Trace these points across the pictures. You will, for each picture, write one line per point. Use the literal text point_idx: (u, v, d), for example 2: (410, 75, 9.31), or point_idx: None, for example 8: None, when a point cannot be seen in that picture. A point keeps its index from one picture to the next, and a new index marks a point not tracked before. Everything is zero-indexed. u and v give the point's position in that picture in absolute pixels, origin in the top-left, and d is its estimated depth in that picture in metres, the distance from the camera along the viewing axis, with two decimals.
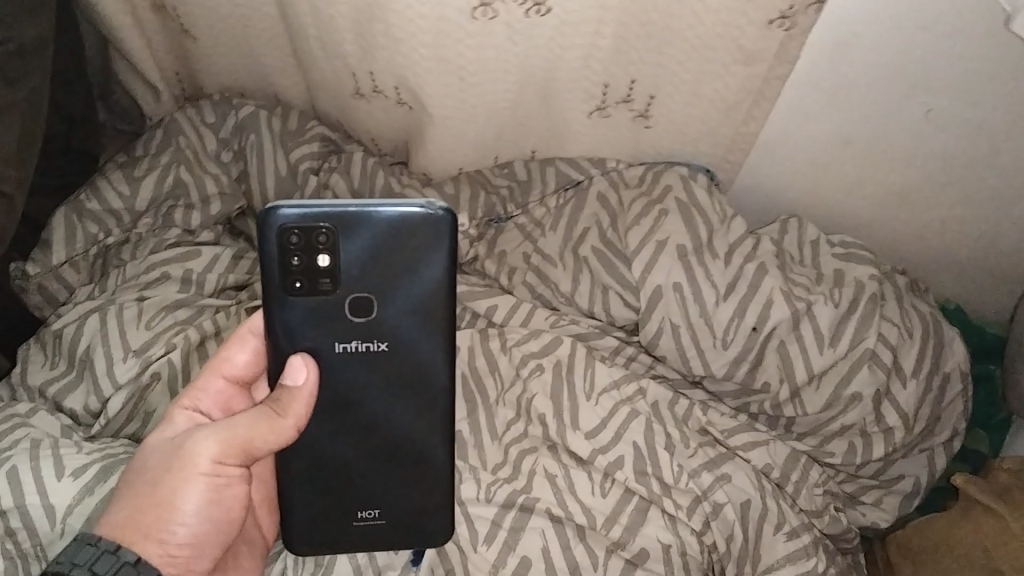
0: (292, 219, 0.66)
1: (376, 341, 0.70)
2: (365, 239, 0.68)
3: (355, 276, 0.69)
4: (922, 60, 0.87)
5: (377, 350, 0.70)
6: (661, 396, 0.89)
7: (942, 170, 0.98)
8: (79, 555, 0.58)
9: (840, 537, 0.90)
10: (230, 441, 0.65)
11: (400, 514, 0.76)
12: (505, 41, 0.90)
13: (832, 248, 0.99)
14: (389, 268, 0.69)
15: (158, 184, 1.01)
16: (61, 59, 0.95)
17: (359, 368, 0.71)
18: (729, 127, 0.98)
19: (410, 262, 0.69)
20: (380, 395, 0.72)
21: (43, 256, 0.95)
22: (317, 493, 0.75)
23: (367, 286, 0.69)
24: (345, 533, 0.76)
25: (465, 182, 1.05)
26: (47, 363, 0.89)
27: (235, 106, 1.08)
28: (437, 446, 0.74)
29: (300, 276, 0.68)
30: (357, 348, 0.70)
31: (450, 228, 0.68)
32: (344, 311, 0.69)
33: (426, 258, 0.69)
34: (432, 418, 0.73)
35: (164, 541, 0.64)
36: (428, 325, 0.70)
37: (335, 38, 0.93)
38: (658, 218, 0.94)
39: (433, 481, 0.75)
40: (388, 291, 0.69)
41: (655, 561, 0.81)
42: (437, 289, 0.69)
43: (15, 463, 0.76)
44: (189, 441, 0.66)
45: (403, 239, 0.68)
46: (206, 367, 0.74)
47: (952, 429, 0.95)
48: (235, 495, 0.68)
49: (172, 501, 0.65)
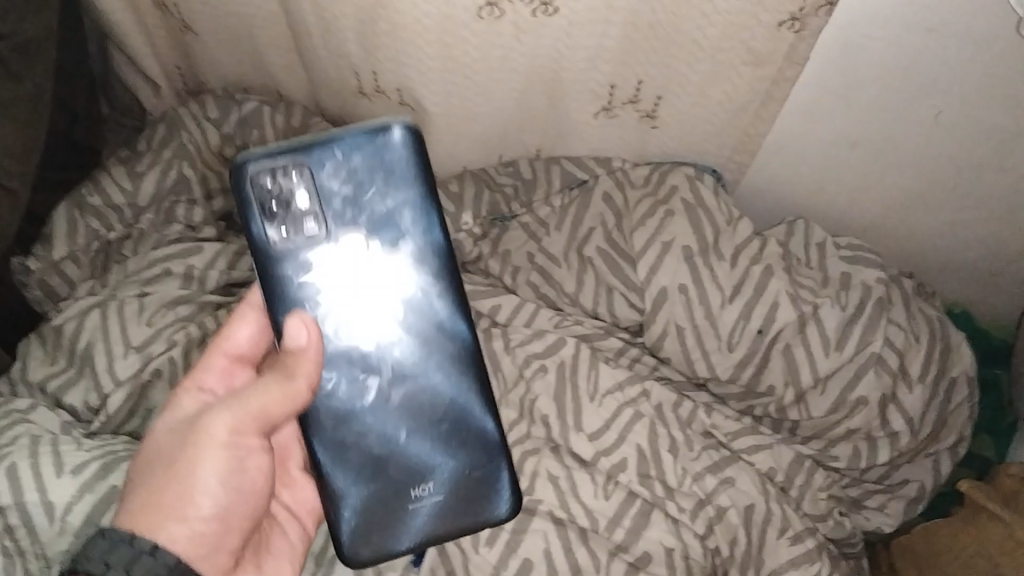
0: (260, 165, 0.70)
1: (377, 275, 0.72)
2: (336, 171, 0.71)
3: (339, 211, 0.72)
4: (932, 63, 0.86)
5: (379, 285, 0.73)
6: (665, 399, 0.88)
7: (951, 173, 0.97)
8: (112, 555, 0.56)
9: (844, 541, 0.90)
10: (246, 412, 0.64)
11: (456, 484, 0.75)
12: (512, 41, 0.89)
13: (838, 250, 0.98)
14: (367, 195, 0.72)
15: (161, 178, 1.00)
16: (65, 53, 0.94)
17: (362, 309, 0.73)
18: (737, 127, 0.97)
19: (388, 186, 0.72)
20: (395, 341, 0.73)
21: (44, 250, 0.94)
22: (359, 468, 0.73)
23: (352, 220, 0.72)
24: (403, 514, 0.74)
25: (469, 179, 1.03)
26: (46, 358, 0.88)
27: (238, 102, 1.06)
28: (460, 382, 0.75)
29: (285, 220, 0.71)
30: (359, 288, 0.72)
31: (412, 138, 0.72)
32: (337, 250, 0.72)
33: (398, 176, 0.72)
34: (447, 351, 0.74)
35: (186, 522, 0.62)
36: (424, 247, 0.73)
37: (339, 37, 0.93)
38: (664, 219, 0.94)
39: (481, 445, 0.75)
40: (375, 220, 0.72)
41: (657, 564, 0.81)
42: (421, 206, 0.73)
43: (14, 460, 0.75)
44: (202, 417, 0.65)
45: (368, 163, 0.72)
46: (209, 348, 0.73)
47: (958, 435, 0.94)
48: (257, 468, 0.66)
49: (192, 479, 0.63)
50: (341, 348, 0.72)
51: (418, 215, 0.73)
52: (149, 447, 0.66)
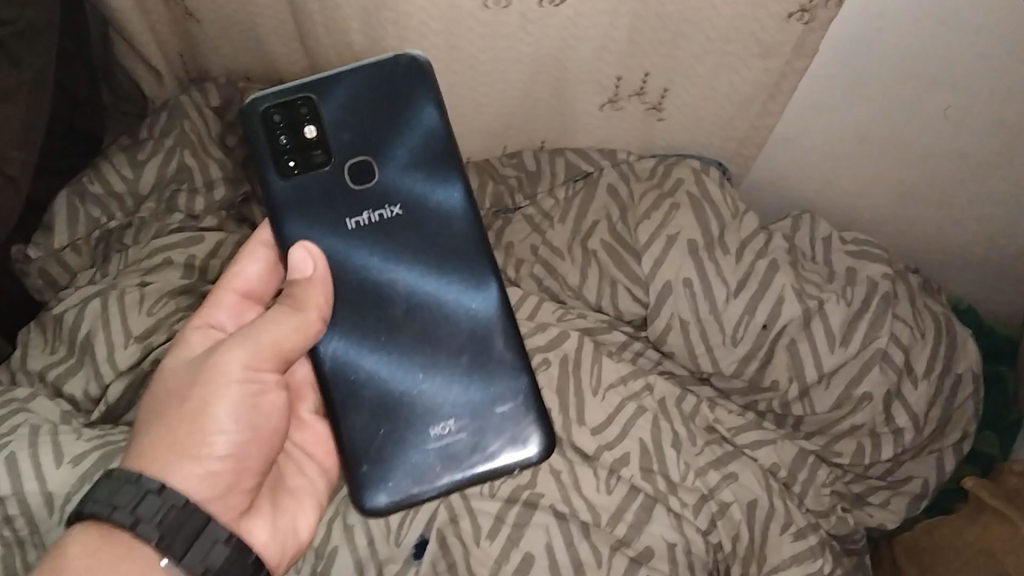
0: (273, 95, 0.71)
1: (387, 206, 0.72)
2: (347, 103, 0.72)
3: (347, 145, 0.72)
4: (943, 55, 0.85)
5: (391, 216, 0.72)
6: (669, 393, 0.88)
7: (960, 167, 0.97)
8: (119, 496, 0.56)
9: (846, 538, 0.89)
10: (258, 344, 0.63)
11: (479, 423, 0.72)
12: (517, 31, 0.88)
13: (844, 246, 0.98)
14: (376, 127, 0.72)
15: (163, 166, 0.99)
16: (68, 39, 0.93)
17: (375, 238, 0.71)
18: (743, 120, 0.96)
19: (399, 117, 0.73)
20: (409, 275, 0.71)
21: (45, 239, 0.94)
22: (373, 407, 0.72)
23: (361, 152, 0.72)
24: (421, 454, 0.72)
25: (473, 171, 1.05)
26: (47, 347, 0.87)
27: (241, 90, 1.06)
28: (477, 316, 0.73)
29: (294, 155, 0.71)
30: (370, 219, 0.71)
31: (429, 70, 0.73)
32: (346, 178, 0.71)
33: (413, 107, 0.73)
34: (465, 282, 0.72)
35: (202, 458, 0.61)
36: (436, 176, 0.73)
37: (341, 27, 0.91)
38: (669, 212, 0.93)
39: (506, 381, 0.73)
40: (385, 151, 0.72)
41: (659, 560, 0.80)
42: (434, 136, 0.73)
43: (14, 450, 0.75)
44: (214, 352, 0.63)
45: (382, 96, 0.72)
46: (217, 285, 0.71)
47: (962, 432, 0.94)
48: (272, 403, 0.65)
49: (204, 414, 0.62)
50: (353, 279, 0.71)
51: (433, 146, 0.73)
52: (159, 384, 0.65)
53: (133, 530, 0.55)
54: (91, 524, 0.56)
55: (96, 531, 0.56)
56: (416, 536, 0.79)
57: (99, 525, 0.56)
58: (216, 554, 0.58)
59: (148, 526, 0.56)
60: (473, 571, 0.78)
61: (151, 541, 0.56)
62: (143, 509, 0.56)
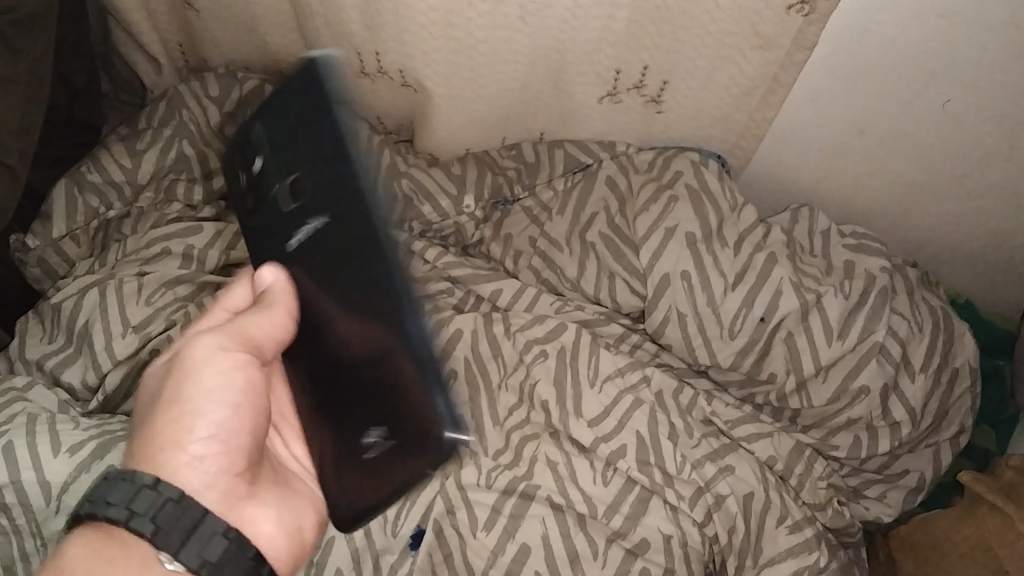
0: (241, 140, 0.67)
1: (315, 217, 0.56)
2: (282, 119, 0.59)
3: (285, 161, 0.59)
4: (944, 48, 0.85)
5: (320, 229, 0.56)
6: (666, 385, 0.88)
7: (960, 161, 0.96)
8: (113, 492, 0.49)
9: (841, 531, 0.89)
10: (233, 326, 0.58)
11: None
12: (517, 22, 0.88)
13: (843, 238, 0.98)
14: (301, 136, 0.57)
15: (161, 157, 0.99)
16: (66, 28, 0.93)
17: (308, 261, 0.58)
18: (743, 112, 0.96)
19: (315, 120, 0.55)
20: None
21: (43, 228, 0.94)
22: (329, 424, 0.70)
23: (294, 164, 0.57)
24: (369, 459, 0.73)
25: (471, 162, 1.04)
26: (45, 337, 0.88)
27: (240, 80, 1.05)
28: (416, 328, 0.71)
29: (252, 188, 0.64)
30: (305, 234, 0.58)
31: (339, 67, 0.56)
32: (277, 205, 0.60)
33: (322, 108, 0.55)
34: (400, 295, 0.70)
35: (192, 446, 0.55)
36: (342, 176, 0.53)
37: (340, 15, 0.92)
38: (667, 204, 0.93)
39: None
40: (307, 160, 0.57)
41: (655, 552, 0.80)
42: (348, 133, 0.54)
43: (11, 438, 0.75)
44: (189, 343, 0.58)
45: (303, 100, 0.57)
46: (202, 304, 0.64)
47: (959, 426, 0.93)
48: (256, 387, 0.58)
49: (189, 402, 0.56)
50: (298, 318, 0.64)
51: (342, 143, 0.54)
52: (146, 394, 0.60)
53: (127, 526, 0.48)
54: (91, 525, 0.50)
55: (97, 532, 0.50)
56: (413, 527, 0.79)
57: (98, 522, 0.50)
58: (212, 550, 0.50)
59: (142, 521, 0.49)
60: (470, 561, 0.78)
61: (145, 536, 0.48)
62: (138, 503, 0.49)
